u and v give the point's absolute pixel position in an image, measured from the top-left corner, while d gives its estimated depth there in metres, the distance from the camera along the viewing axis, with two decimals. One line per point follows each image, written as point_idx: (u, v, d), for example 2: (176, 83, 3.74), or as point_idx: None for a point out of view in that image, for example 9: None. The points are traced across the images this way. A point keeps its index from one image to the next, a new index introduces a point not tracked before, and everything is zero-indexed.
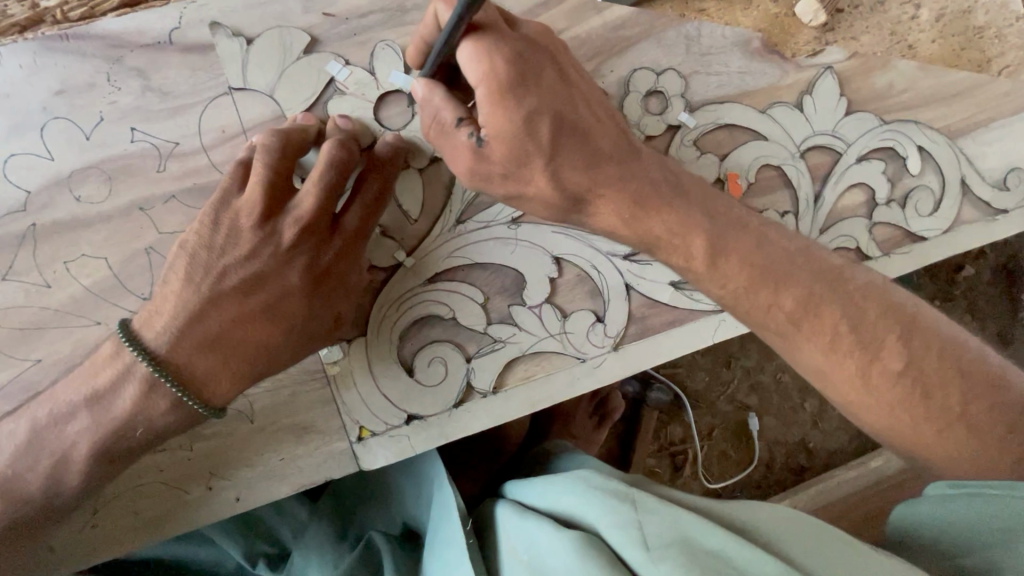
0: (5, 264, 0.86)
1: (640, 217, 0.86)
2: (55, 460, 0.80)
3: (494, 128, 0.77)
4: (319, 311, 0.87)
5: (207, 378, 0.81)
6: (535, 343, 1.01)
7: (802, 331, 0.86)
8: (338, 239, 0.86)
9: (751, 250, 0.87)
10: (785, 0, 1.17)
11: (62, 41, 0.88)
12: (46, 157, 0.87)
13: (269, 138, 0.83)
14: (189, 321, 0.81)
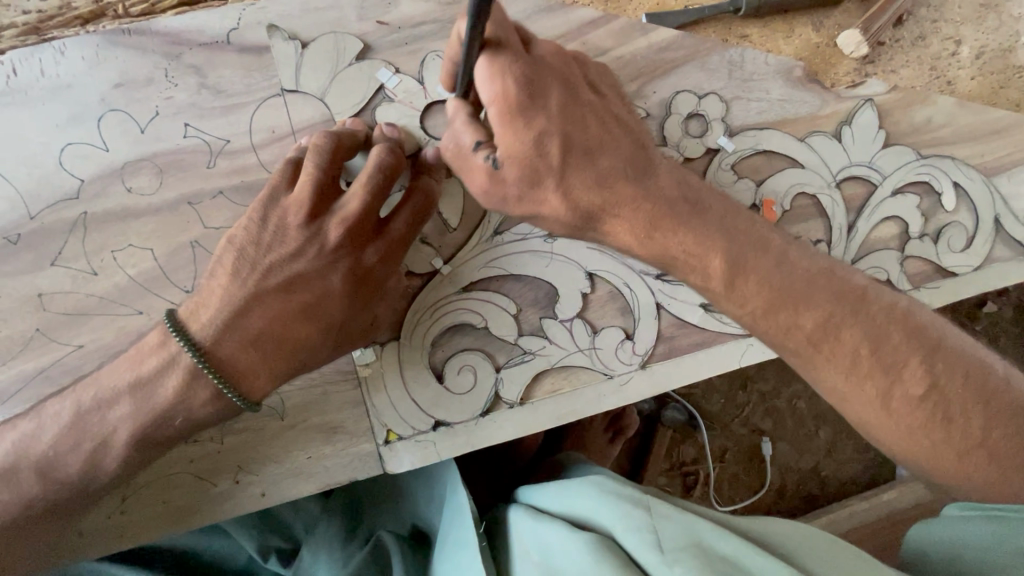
0: (55, 249, 0.88)
1: (655, 236, 0.84)
2: (95, 444, 0.81)
3: (507, 150, 0.77)
4: (357, 312, 0.88)
5: (248, 373, 0.82)
6: (564, 356, 1.02)
7: (822, 354, 0.85)
8: (381, 243, 0.87)
9: (771, 271, 0.86)
10: (827, 31, 1.18)
11: (123, 35, 0.90)
12: (101, 148, 0.89)
13: (322, 140, 0.84)
14: (234, 316, 0.82)
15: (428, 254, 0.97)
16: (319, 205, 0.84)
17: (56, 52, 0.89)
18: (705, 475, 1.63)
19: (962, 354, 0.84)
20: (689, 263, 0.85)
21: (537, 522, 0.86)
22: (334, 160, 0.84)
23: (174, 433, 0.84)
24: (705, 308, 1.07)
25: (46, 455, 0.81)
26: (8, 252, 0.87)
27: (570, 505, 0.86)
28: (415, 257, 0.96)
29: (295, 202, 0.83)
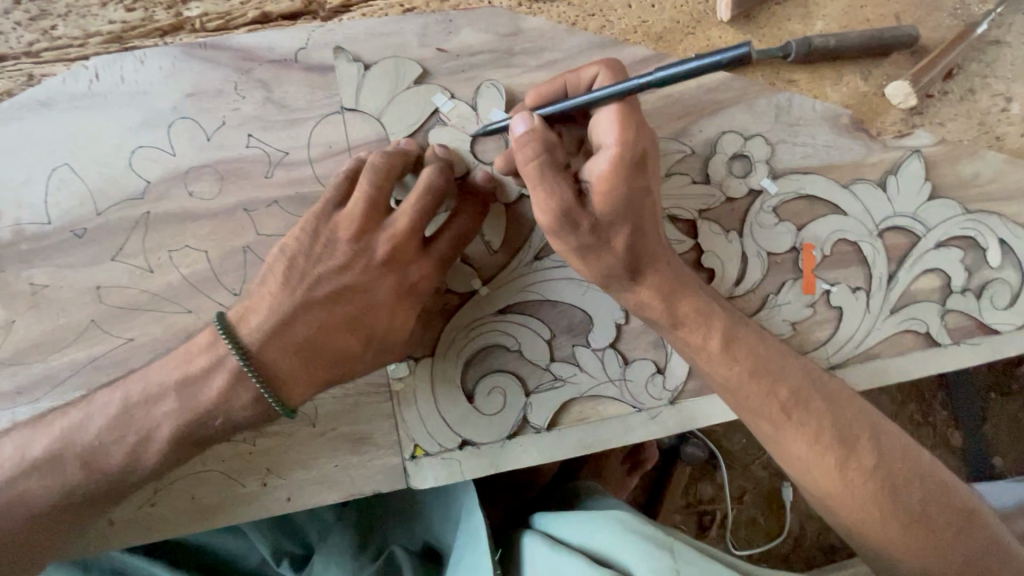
0: (117, 245, 0.92)
1: (676, 295, 0.91)
2: (136, 438, 0.84)
3: (606, 183, 0.82)
4: (399, 324, 0.90)
5: (289, 378, 0.84)
6: (594, 386, 1.02)
7: (791, 421, 0.91)
8: (428, 261, 0.90)
9: (752, 343, 0.94)
10: (875, 80, 1.19)
11: (200, 49, 0.95)
12: (169, 153, 0.94)
13: (379, 159, 0.87)
14: (281, 322, 0.84)
15: (467, 272, 0.99)
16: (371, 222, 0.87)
17: (136, 61, 0.94)
18: (722, 515, 1.60)
19: (902, 439, 0.93)
20: (680, 326, 0.92)
21: (553, 552, 0.86)
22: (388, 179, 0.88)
23: (214, 432, 0.86)
24: None
25: (92, 446, 0.84)
26: (73, 245, 0.92)
27: (588, 538, 0.85)
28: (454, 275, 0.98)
29: (348, 218, 0.87)
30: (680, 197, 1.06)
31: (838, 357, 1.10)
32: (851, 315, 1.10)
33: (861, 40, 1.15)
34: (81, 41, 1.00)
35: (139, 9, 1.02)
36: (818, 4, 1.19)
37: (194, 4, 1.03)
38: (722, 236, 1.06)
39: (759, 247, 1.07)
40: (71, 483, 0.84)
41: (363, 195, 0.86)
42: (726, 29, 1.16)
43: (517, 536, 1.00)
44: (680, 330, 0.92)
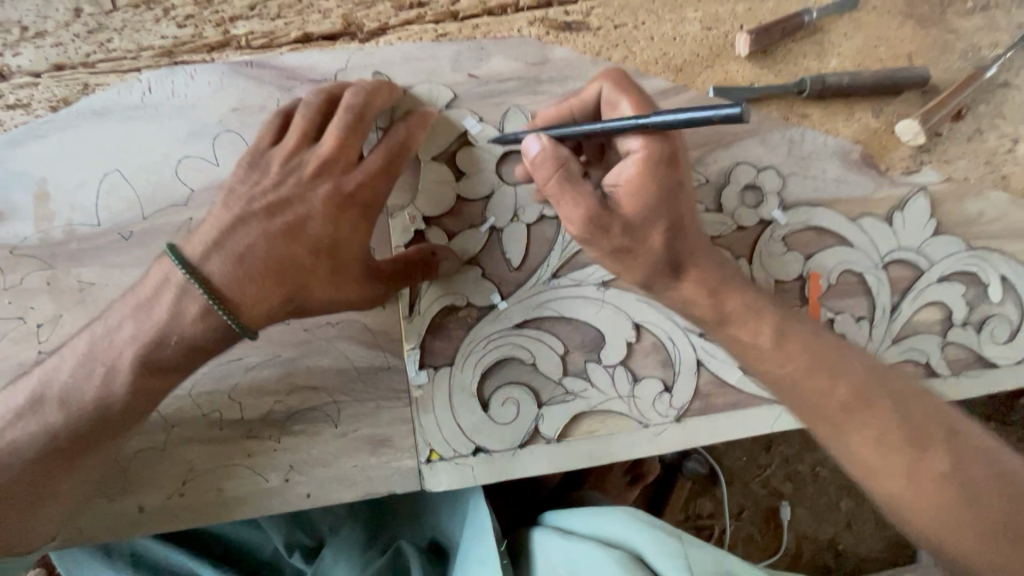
0: (161, 247, 0.98)
1: (719, 290, 0.96)
2: (105, 368, 0.84)
3: (629, 187, 0.88)
4: (339, 232, 0.87)
5: (238, 293, 0.83)
6: (603, 401, 1.07)
7: (838, 421, 0.92)
8: (359, 170, 0.88)
9: (800, 342, 0.96)
10: (886, 117, 1.23)
11: (247, 66, 1.02)
12: (213, 163, 1.00)
13: (311, 96, 0.90)
14: (224, 235, 0.84)
15: (447, 253, 1.02)
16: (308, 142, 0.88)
17: (187, 76, 1.00)
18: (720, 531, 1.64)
19: (979, 443, 0.91)
20: (725, 326, 0.96)
21: (569, 542, 0.90)
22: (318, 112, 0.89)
23: (171, 358, 0.84)
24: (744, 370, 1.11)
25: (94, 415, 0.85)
26: (121, 246, 0.98)
27: (600, 529, 0.90)
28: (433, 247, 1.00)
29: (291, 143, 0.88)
30: None
31: None
32: (853, 343, 1.14)
33: (873, 79, 1.19)
34: (135, 54, 1.06)
35: (190, 26, 1.08)
36: (834, 42, 1.23)
37: (241, 23, 1.09)
38: (732, 262, 1.11)
39: (767, 274, 1.12)
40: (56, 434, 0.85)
41: (309, 127, 0.88)
42: (743, 64, 1.20)
43: (528, 532, 1.05)
44: (730, 327, 0.96)
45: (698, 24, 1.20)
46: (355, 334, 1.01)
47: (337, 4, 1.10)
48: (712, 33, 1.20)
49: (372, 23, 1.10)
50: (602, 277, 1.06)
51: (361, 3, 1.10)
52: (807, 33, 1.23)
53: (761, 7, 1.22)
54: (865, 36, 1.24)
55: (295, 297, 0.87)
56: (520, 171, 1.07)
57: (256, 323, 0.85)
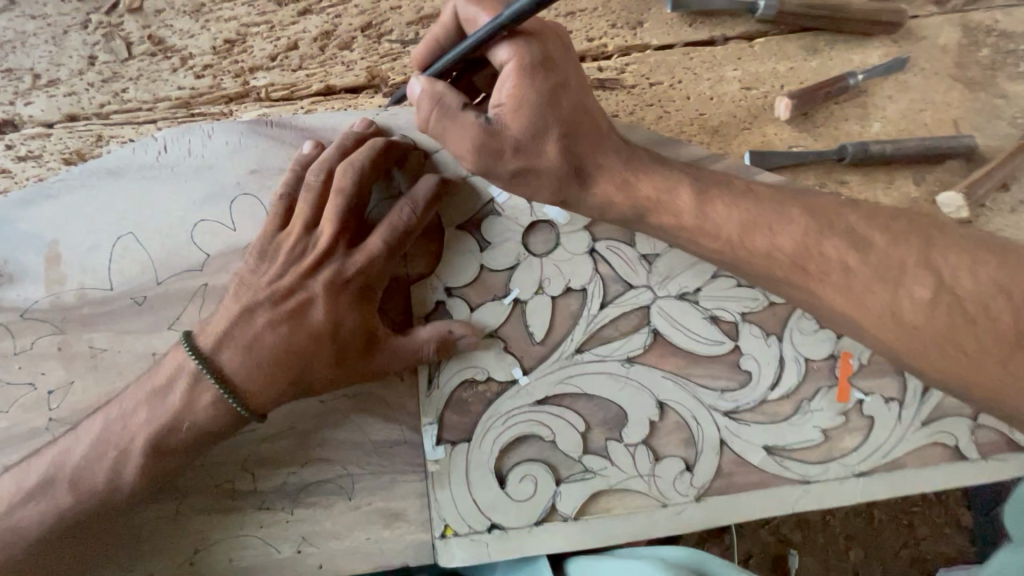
0: (175, 313, 0.95)
1: (762, 229, 0.87)
2: (115, 454, 0.80)
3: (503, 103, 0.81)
4: (342, 316, 0.85)
5: (247, 381, 0.81)
6: (623, 479, 1.04)
7: (882, 276, 0.82)
8: (359, 254, 0.87)
9: (834, 208, 0.88)
10: (926, 186, 1.18)
11: (266, 126, 0.98)
12: (229, 227, 0.96)
13: (312, 177, 0.88)
14: (234, 323, 0.82)
15: (462, 329, 0.97)
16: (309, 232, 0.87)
17: (204, 136, 0.97)
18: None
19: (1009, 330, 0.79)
20: (749, 242, 0.87)
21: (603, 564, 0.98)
22: (319, 195, 0.88)
23: (183, 443, 0.81)
24: (768, 451, 1.08)
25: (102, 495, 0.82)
26: (134, 310, 0.95)
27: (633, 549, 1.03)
28: (448, 325, 0.96)
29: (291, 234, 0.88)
30: (723, 298, 1.06)
31: (864, 466, 1.10)
32: (882, 425, 1.11)
33: (917, 147, 1.15)
34: (151, 105, 1.03)
35: (208, 76, 1.04)
36: (876, 105, 1.20)
37: (261, 74, 1.05)
38: (762, 339, 1.07)
39: (797, 352, 1.08)
40: (60, 511, 0.82)
41: (306, 217, 0.87)
42: (783, 127, 1.16)
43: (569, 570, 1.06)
44: (811, 276, 0.85)
45: (738, 83, 1.17)
46: (372, 406, 0.99)
47: (362, 57, 1.08)
48: (751, 93, 1.17)
49: (398, 76, 1.08)
50: (627, 353, 1.03)
51: (387, 56, 1.08)
52: (851, 95, 1.19)
53: (805, 64, 1.19)
54: (909, 99, 1.21)
55: (304, 381, 0.84)
56: (546, 243, 1.03)
57: (263, 408, 0.83)
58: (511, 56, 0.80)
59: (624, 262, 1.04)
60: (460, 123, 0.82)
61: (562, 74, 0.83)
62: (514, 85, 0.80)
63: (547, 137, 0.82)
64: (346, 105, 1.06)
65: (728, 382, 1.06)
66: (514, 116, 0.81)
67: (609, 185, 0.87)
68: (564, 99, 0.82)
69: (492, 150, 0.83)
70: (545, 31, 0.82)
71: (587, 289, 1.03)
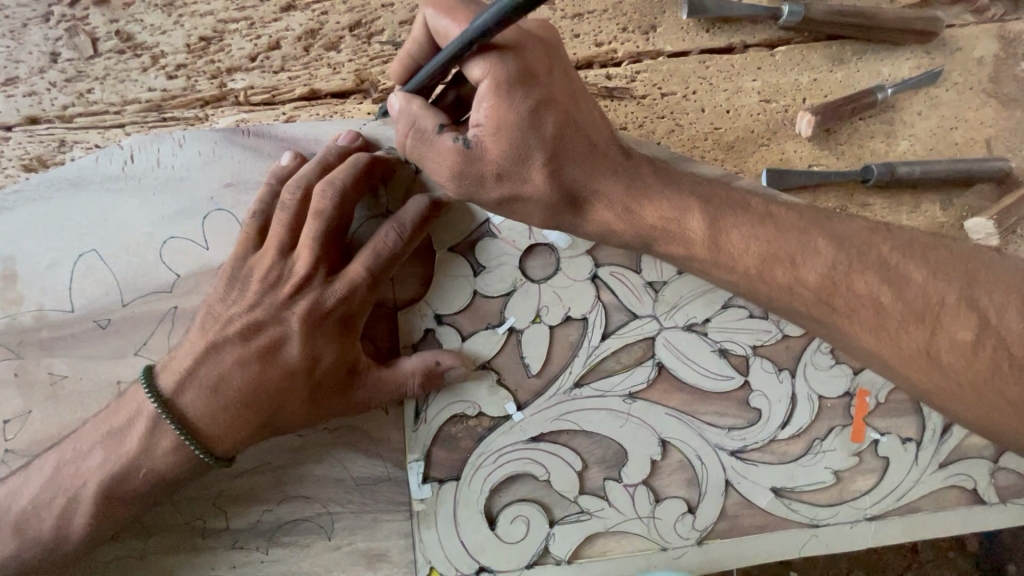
0: (141, 339, 0.87)
1: (782, 262, 0.79)
2: (66, 499, 0.78)
3: (482, 126, 0.73)
4: (319, 352, 0.80)
5: (211, 425, 0.78)
6: (621, 521, 0.98)
7: (917, 315, 0.75)
8: (340, 283, 0.80)
9: (864, 236, 0.80)
10: (955, 211, 1.09)
11: (242, 135, 0.90)
12: (201, 246, 0.88)
13: (288, 196, 0.80)
14: (198, 364, 0.79)
15: (450, 360, 0.90)
16: (287, 257, 0.80)
17: (174, 145, 0.89)
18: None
19: None
20: (768, 275, 0.80)
21: None
22: (296, 216, 0.81)
23: (136, 489, 0.79)
24: (776, 493, 1.01)
25: (58, 538, 0.79)
26: (97, 335, 0.87)
27: None
28: (435, 355, 0.89)
29: (265, 259, 0.80)
30: (733, 330, 0.99)
31: (877, 509, 1.04)
32: (897, 467, 1.04)
33: (948, 170, 1.06)
34: (118, 107, 0.94)
35: (181, 77, 0.96)
36: (905, 122, 1.11)
37: (240, 76, 0.97)
38: (773, 374, 1.00)
39: (810, 390, 1.01)
40: (7, 556, 0.78)
41: (280, 240, 0.80)
42: (804, 144, 1.08)
43: None
44: (833, 315, 0.78)
45: (757, 95, 1.08)
46: (354, 441, 0.92)
47: (350, 58, 0.99)
48: (771, 106, 1.08)
49: (389, 81, 0.99)
50: (629, 388, 0.96)
51: (376, 58, 1.00)
52: (878, 110, 1.11)
53: (830, 76, 1.11)
54: (939, 116, 1.12)
55: (273, 422, 0.81)
56: (545, 267, 0.95)
57: (230, 451, 0.80)
58: (485, 73, 0.72)
59: (628, 290, 0.96)
60: (436, 148, 0.75)
61: (546, 89, 0.74)
62: (492, 106, 0.72)
63: (531, 162, 0.74)
64: (331, 112, 0.98)
65: (736, 419, 1.00)
66: (493, 140, 0.73)
67: (605, 210, 0.80)
68: (549, 118, 0.74)
69: (474, 177, 0.75)
70: (524, 40, 0.73)
71: (588, 318, 0.96)
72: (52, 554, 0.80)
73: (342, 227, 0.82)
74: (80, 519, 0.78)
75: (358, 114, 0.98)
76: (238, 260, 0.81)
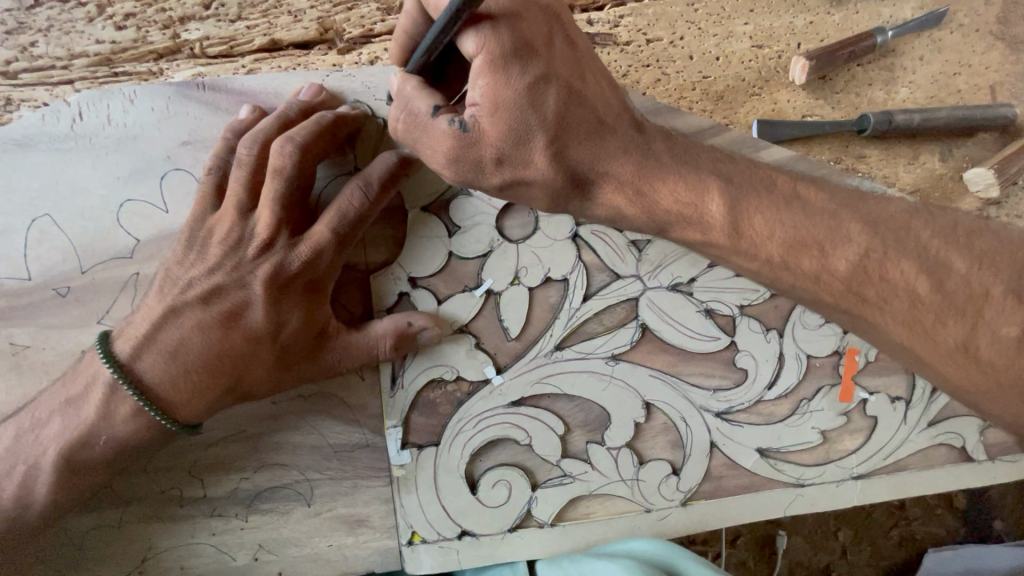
0: (104, 307, 0.84)
1: (805, 248, 0.75)
2: (27, 468, 0.76)
3: (478, 108, 0.66)
4: (286, 316, 0.77)
5: (172, 392, 0.76)
6: (604, 484, 0.97)
7: (956, 308, 0.72)
8: (305, 245, 0.76)
9: (901, 220, 0.76)
10: (954, 162, 1.04)
11: (198, 89, 0.85)
12: (161, 209, 0.84)
13: (244, 152, 0.75)
14: (155, 329, 0.76)
15: (423, 321, 0.86)
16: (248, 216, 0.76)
17: (125, 100, 0.83)
18: (713, 557, 1.32)
19: None
20: (795, 263, 0.76)
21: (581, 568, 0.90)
22: (254, 176, 0.76)
23: (99, 457, 0.77)
24: (762, 453, 1.00)
25: (23, 507, 0.77)
26: (56, 305, 0.83)
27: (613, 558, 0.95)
28: (407, 316, 0.86)
29: (224, 220, 0.76)
30: (719, 289, 0.96)
31: (864, 468, 1.03)
32: (885, 426, 1.02)
33: (948, 118, 1.01)
34: (65, 62, 0.88)
35: (131, 27, 0.90)
36: (905, 68, 1.05)
37: (194, 26, 0.91)
38: (761, 334, 0.97)
39: (798, 349, 0.98)
40: None
41: (240, 198, 0.76)
42: (798, 93, 1.02)
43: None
44: (861, 307, 0.75)
45: (748, 40, 1.02)
46: (330, 408, 0.90)
47: (312, 5, 0.93)
48: (763, 52, 1.02)
49: (355, 29, 0.94)
50: (612, 350, 0.94)
51: (340, 5, 0.94)
52: (878, 55, 1.05)
53: (827, 18, 1.04)
54: (943, 60, 1.06)
55: (240, 390, 0.79)
56: (524, 227, 0.91)
57: (195, 417, 0.78)
58: (479, 47, 0.64)
59: (611, 249, 0.93)
60: (432, 133, 0.67)
61: (547, 62, 0.66)
62: (488, 84, 0.65)
63: (533, 144, 0.68)
64: (294, 64, 0.92)
65: (721, 380, 0.97)
66: (492, 121, 0.66)
67: (615, 192, 0.73)
68: (552, 95, 0.67)
69: (472, 163, 0.68)
70: (523, 6, 0.65)
71: (569, 279, 0.92)
72: (20, 524, 0.78)
73: (304, 185, 0.78)
74: (45, 487, 0.77)
75: (323, 65, 0.92)
76: (195, 219, 0.77)
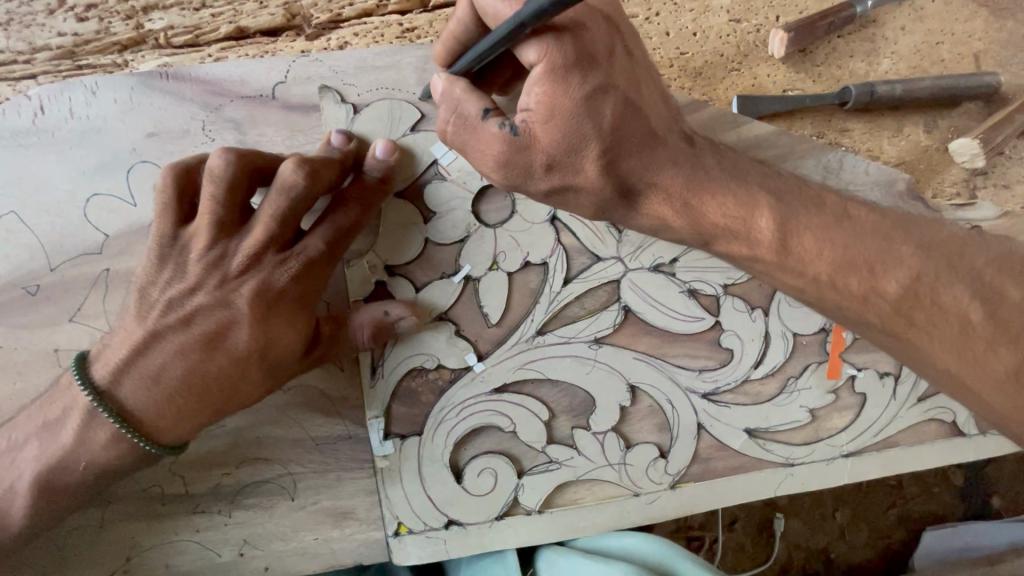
0: (74, 304, 0.82)
1: (849, 264, 0.74)
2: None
3: (532, 116, 0.64)
4: (273, 335, 0.75)
5: (156, 418, 0.74)
6: (592, 470, 0.95)
7: (1011, 335, 0.70)
8: (294, 261, 0.74)
9: (954, 244, 0.75)
10: (938, 133, 1.02)
11: (161, 79, 0.83)
12: (128, 203, 0.83)
13: (215, 161, 0.70)
14: (135, 356, 0.74)
15: (401, 310, 0.85)
16: (231, 226, 0.73)
17: (87, 92, 0.82)
18: (710, 542, 1.32)
19: None
20: (842, 283, 0.74)
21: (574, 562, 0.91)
22: (230, 191, 0.71)
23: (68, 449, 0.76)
24: (750, 433, 0.99)
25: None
26: (25, 303, 0.82)
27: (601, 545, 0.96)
28: (383, 307, 0.84)
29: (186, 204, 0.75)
30: (701, 269, 0.95)
31: (854, 446, 1.01)
32: (874, 403, 1.01)
33: (931, 88, 0.99)
34: (27, 56, 0.87)
35: (93, 19, 0.88)
36: (886, 38, 1.03)
37: (157, 15, 0.89)
38: (746, 314, 0.96)
39: (784, 328, 0.97)
40: None
41: (217, 213, 0.71)
42: (777, 67, 1.00)
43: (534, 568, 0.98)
44: (909, 331, 0.73)
45: (726, 14, 1.00)
46: (310, 401, 0.90)
47: None
48: (741, 26, 1.00)
49: (323, 15, 0.92)
50: (594, 333, 0.92)
51: None
52: (859, 27, 1.03)
53: None
54: (925, 30, 1.04)
55: (225, 413, 0.77)
56: (501, 211, 0.90)
57: (181, 439, 0.77)
58: (541, 57, 0.62)
59: (590, 232, 0.91)
60: (479, 136, 0.65)
61: (606, 73, 0.64)
62: (545, 92, 0.63)
63: (586, 153, 0.65)
64: (261, 51, 0.90)
65: (707, 361, 0.96)
66: (545, 128, 0.64)
67: (662, 204, 0.72)
68: (608, 107, 0.65)
69: (521, 169, 0.66)
70: (588, 16, 0.63)
71: (548, 263, 0.91)
72: None
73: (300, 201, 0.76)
74: (20, 490, 0.75)
75: (290, 51, 0.90)
76: (165, 226, 0.73)
